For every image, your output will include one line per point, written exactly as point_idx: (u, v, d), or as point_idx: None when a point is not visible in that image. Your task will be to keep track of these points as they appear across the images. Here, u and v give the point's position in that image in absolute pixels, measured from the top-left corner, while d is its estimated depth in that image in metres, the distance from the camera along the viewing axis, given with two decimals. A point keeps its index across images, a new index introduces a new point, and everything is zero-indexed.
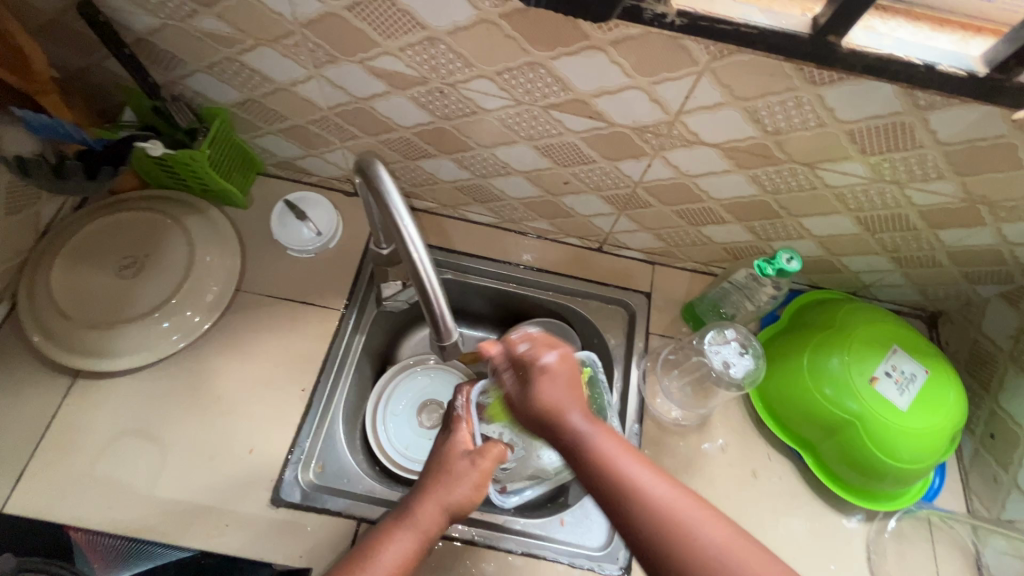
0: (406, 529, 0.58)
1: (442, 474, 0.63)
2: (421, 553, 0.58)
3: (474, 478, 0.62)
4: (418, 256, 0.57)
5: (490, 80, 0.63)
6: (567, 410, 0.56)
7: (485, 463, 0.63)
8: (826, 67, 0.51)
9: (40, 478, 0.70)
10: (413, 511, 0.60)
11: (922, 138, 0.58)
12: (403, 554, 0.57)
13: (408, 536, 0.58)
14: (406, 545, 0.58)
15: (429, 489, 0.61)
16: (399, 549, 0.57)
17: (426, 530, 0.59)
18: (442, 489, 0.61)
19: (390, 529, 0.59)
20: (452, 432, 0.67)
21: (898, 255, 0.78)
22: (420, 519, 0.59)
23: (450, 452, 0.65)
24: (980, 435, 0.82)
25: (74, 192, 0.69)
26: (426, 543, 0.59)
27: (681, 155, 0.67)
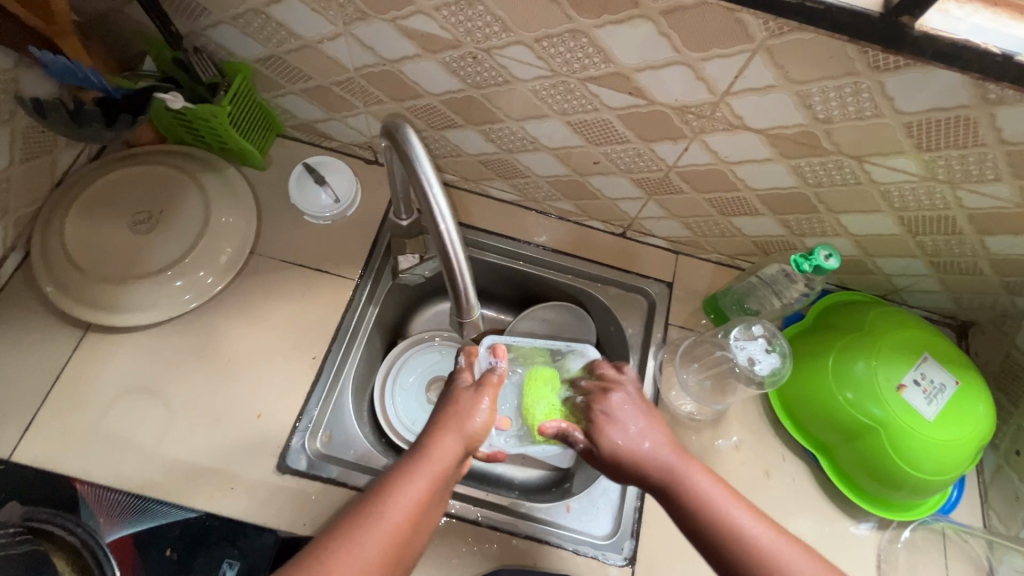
0: (422, 464, 0.55)
1: (452, 410, 0.60)
2: (440, 490, 0.55)
3: (484, 409, 0.60)
4: (445, 227, 0.54)
5: (528, 47, 0.60)
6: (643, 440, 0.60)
7: (486, 400, 0.61)
8: (893, 50, 0.47)
9: (48, 429, 0.70)
10: (430, 448, 0.56)
11: (984, 135, 0.54)
12: (422, 492, 0.53)
13: (426, 473, 0.54)
14: (424, 483, 0.53)
15: (440, 428, 0.58)
16: (418, 485, 0.53)
17: (441, 468, 0.55)
18: (455, 423, 0.59)
19: (403, 467, 0.54)
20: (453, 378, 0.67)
21: (938, 260, 0.74)
22: (437, 455, 0.56)
23: (458, 393, 0.63)
24: (1004, 450, 0.80)
25: (91, 139, 0.68)
26: (443, 481, 0.55)
27: (722, 139, 0.64)
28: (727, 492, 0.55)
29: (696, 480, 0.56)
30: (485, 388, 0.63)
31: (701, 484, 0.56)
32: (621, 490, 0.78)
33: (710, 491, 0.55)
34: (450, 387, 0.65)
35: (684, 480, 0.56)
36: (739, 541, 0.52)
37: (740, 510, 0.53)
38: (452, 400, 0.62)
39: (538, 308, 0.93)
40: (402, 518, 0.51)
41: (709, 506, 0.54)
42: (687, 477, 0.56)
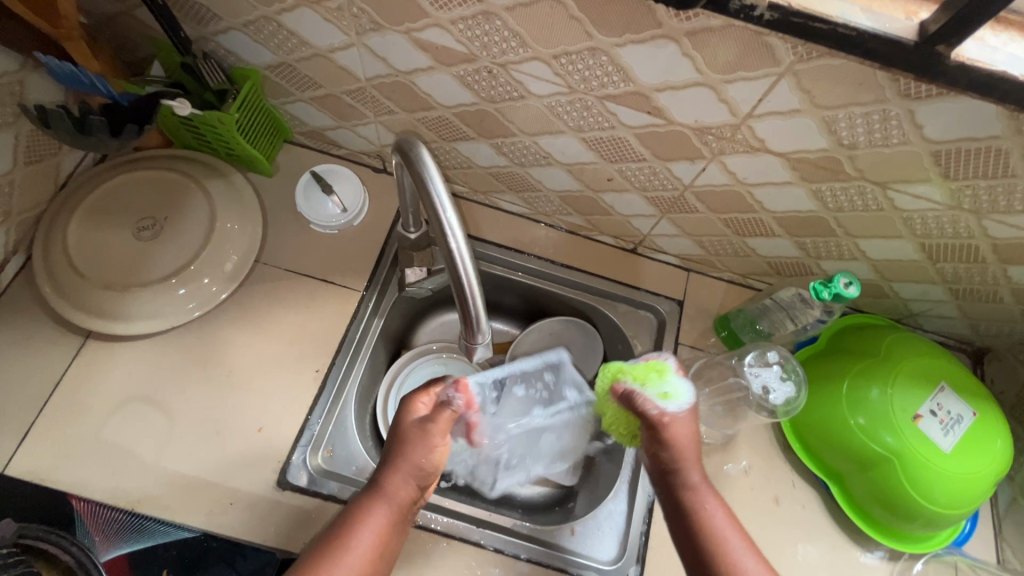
0: (377, 501, 0.58)
1: (404, 445, 0.60)
2: (399, 522, 0.59)
3: (431, 438, 0.61)
4: (456, 247, 0.53)
5: (545, 63, 0.58)
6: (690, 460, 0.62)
7: (434, 432, 0.61)
8: (927, 79, 0.46)
9: (45, 438, 0.68)
10: (382, 484, 0.59)
11: (1015, 166, 0.53)
12: (380, 527, 0.57)
13: (382, 510, 0.58)
14: (383, 521, 0.57)
15: (391, 461, 0.60)
16: (376, 524, 0.57)
17: (396, 499, 0.59)
18: (405, 459, 0.60)
19: (362, 504, 0.58)
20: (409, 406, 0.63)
21: (957, 288, 0.72)
22: (392, 493, 0.58)
23: (406, 421, 0.62)
24: (1020, 482, 0.78)
25: (94, 148, 0.67)
26: (400, 511, 0.59)
27: (740, 161, 0.63)
28: (728, 518, 0.60)
29: (710, 502, 0.61)
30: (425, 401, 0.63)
31: (713, 508, 0.61)
32: (626, 513, 0.77)
33: (715, 513, 0.60)
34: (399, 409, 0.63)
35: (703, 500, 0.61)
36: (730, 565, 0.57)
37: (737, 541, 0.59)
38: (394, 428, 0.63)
39: (545, 322, 0.91)
40: (364, 556, 0.55)
41: (714, 529, 0.59)
42: (706, 500, 0.61)
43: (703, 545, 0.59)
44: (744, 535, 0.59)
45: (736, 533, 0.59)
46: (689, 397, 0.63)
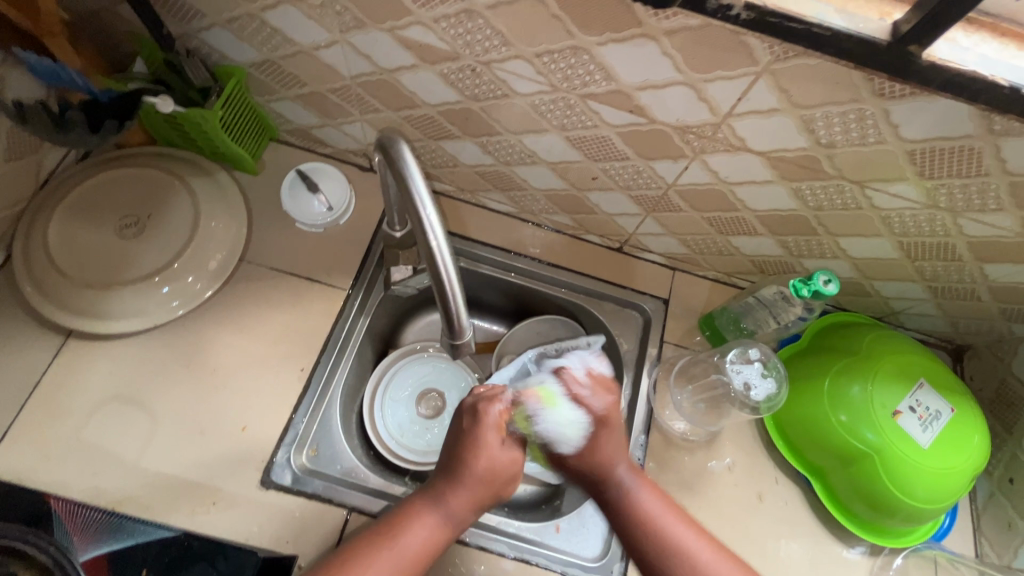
0: (432, 508, 0.60)
1: (475, 461, 0.61)
2: (449, 534, 0.60)
3: (499, 459, 0.62)
4: (436, 244, 0.53)
5: (528, 62, 0.59)
6: (618, 459, 0.64)
7: (503, 454, 0.62)
8: (900, 79, 0.47)
9: (25, 437, 0.68)
10: (445, 495, 0.60)
11: (988, 165, 0.54)
12: (430, 534, 0.59)
13: (434, 519, 0.60)
14: (432, 526, 0.59)
15: (457, 473, 0.61)
16: (428, 526, 0.59)
17: (452, 511, 0.60)
18: (470, 474, 0.61)
19: (417, 508, 0.60)
20: (485, 410, 0.63)
21: (935, 285, 0.73)
22: (450, 506, 0.60)
23: (481, 434, 0.62)
24: (998, 477, 0.79)
25: (74, 143, 0.68)
26: (452, 524, 0.60)
27: (722, 160, 0.63)
28: (668, 508, 0.63)
29: (643, 495, 0.63)
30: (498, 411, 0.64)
31: (647, 501, 0.63)
32: None
33: (655, 507, 0.62)
34: (475, 416, 0.63)
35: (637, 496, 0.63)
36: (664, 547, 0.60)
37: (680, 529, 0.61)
38: (460, 433, 0.63)
39: (532, 321, 0.92)
40: (410, 560, 0.57)
41: (649, 517, 0.62)
42: (642, 497, 0.63)
43: (633, 529, 0.61)
44: (687, 520, 0.62)
45: (677, 518, 0.62)
46: (570, 434, 0.65)
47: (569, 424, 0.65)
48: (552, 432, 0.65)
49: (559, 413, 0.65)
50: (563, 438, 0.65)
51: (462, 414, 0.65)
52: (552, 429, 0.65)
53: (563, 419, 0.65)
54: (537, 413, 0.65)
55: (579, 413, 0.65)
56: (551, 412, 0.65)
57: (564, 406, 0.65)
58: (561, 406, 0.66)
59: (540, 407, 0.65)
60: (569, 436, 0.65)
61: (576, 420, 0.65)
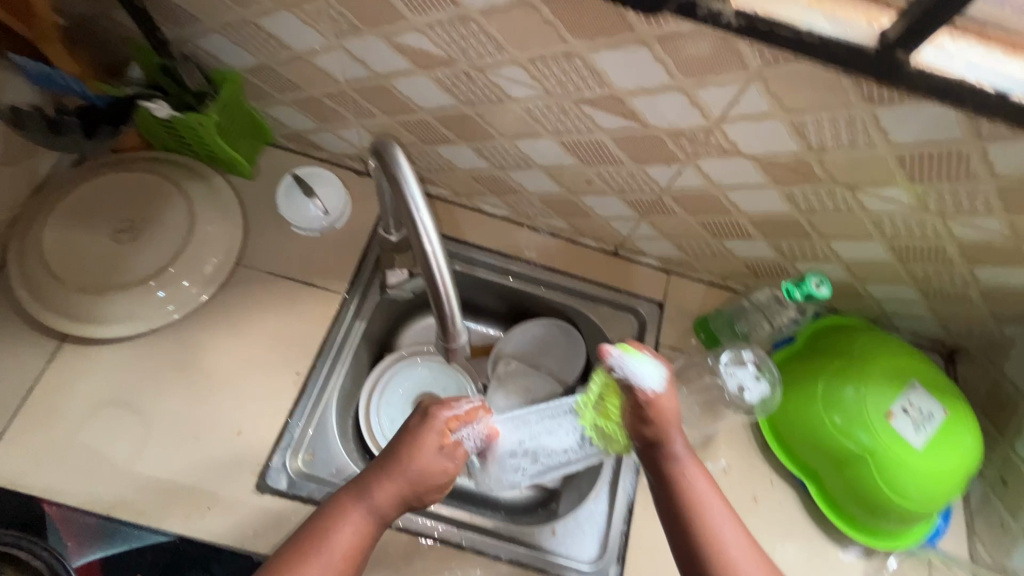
0: (358, 507, 0.57)
1: (403, 455, 0.59)
2: (375, 533, 0.58)
3: (432, 455, 0.59)
4: (431, 248, 0.53)
5: (522, 67, 0.59)
6: (676, 439, 0.62)
7: (435, 453, 0.59)
8: (888, 84, 0.48)
9: (18, 443, 0.67)
10: (370, 492, 0.58)
11: (977, 169, 0.55)
12: (357, 533, 0.57)
13: (362, 517, 0.57)
14: (356, 524, 0.57)
15: (387, 471, 0.58)
16: (353, 525, 0.57)
17: (379, 509, 0.58)
18: (398, 469, 0.58)
19: (345, 504, 0.58)
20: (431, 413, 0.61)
21: (927, 288, 0.74)
22: (378, 503, 0.57)
23: (422, 433, 0.60)
24: (991, 479, 0.79)
25: (69, 147, 0.70)
26: (380, 520, 0.58)
27: (715, 164, 0.64)
28: (711, 487, 0.61)
29: (695, 480, 0.61)
30: (445, 419, 0.61)
31: (697, 487, 0.60)
32: (607, 514, 0.77)
33: (699, 488, 0.60)
34: (424, 417, 0.62)
35: (684, 467, 0.61)
36: (712, 540, 0.57)
37: (725, 520, 0.58)
38: (403, 429, 0.61)
39: (529, 325, 0.92)
40: (336, 559, 0.55)
41: (692, 494, 0.60)
42: (689, 467, 0.62)
43: (686, 516, 0.59)
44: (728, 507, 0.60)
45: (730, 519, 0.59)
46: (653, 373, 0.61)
47: (653, 368, 0.61)
48: (637, 377, 0.60)
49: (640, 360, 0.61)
50: (647, 380, 0.61)
51: (414, 414, 0.63)
52: (639, 374, 0.60)
53: (647, 365, 0.61)
54: (620, 360, 0.61)
55: (659, 361, 0.63)
56: (633, 359, 0.61)
57: (650, 356, 0.62)
58: (640, 354, 0.62)
59: (621, 354, 0.61)
60: (649, 380, 0.61)
61: (655, 365, 0.62)
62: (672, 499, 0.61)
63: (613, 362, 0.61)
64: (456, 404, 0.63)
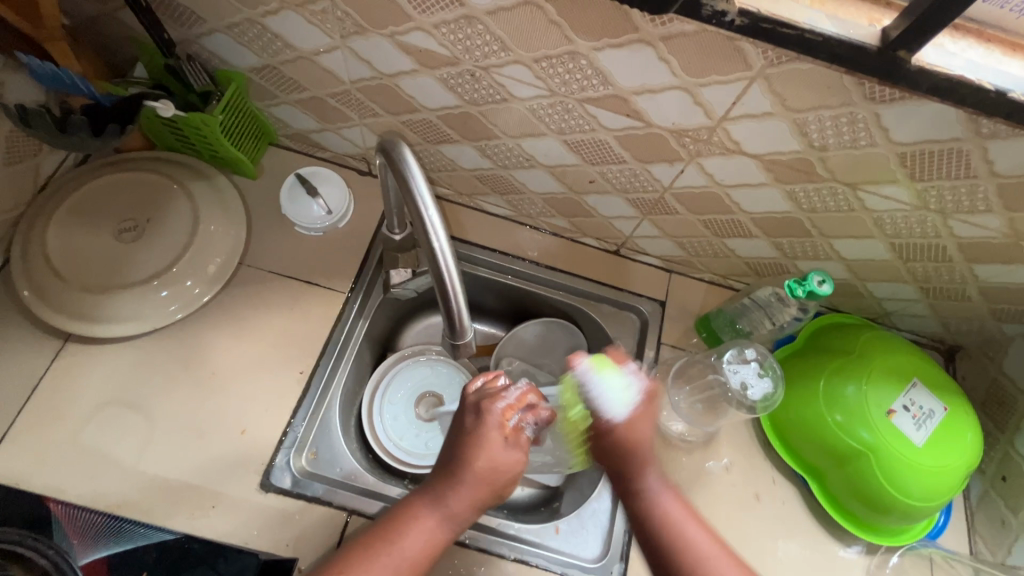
0: (433, 511, 0.59)
1: (472, 452, 0.60)
2: (450, 535, 0.59)
3: (501, 451, 0.60)
4: (438, 246, 0.54)
5: (526, 67, 0.60)
6: (647, 458, 0.65)
7: (503, 449, 0.61)
8: (890, 83, 0.48)
9: (22, 442, 0.67)
10: (445, 497, 0.59)
11: (977, 167, 0.55)
12: (430, 538, 0.58)
13: (435, 521, 0.59)
14: (432, 527, 0.58)
15: (457, 475, 0.59)
16: (427, 529, 0.58)
17: (453, 513, 0.59)
18: (467, 468, 0.59)
19: (417, 508, 0.59)
20: (486, 411, 0.62)
21: (927, 286, 0.75)
22: (451, 507, 0.59)
23: (485, 432, 0.61)
24: (990, 476, 0.80)
25: (76, 148, 0.65)
26: (452, 526, 0.59)
27: (718, 163, 0.64)
28: (687, 512, 0.62)
29: (666, 496, 0.64)
30: (502, 413, 0.63)
31: (667, 501, 0.63)
32: (610, 512, 0.77)
33: (668, 504, 0.63)
34: (479, 415, 0.62)
35: (652, 490, 0.64)
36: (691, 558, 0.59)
37: (702, 536, 0.60)
38: (464, 430, 0.62)
39: (534, 324, 0.91)
40: (409, 565, 0.56)
41: (667, 518, 0.62)
42: (658, 491, 0.64)
43: (661, 535, 0.61)
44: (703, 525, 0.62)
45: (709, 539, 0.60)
46: (625, 398, 0.66)
47: (622, 389, 0.66)
48: (604, 395, 0.66)
49: (613, 380, 0.67)
50: (614, 405, 0.66)
51: (466, 412, 0.64)
52: (604, 393, 0.66)
53: (618, 384, 0.66)
54: (587, 374, 0.67)
55: (630, 378, 0.67)
56: (602, 376, 0.66)
57: (619, 374, 0.67)
58: (616, 374, 0.67)
59: (592, 372, 0.67)
60: (620, 403, 0.66)
61: (630, 386, 0.66)
62: (644, 518, 0.63)
63: (580, 377, 0.67)
64: (506, 394, 0.64)
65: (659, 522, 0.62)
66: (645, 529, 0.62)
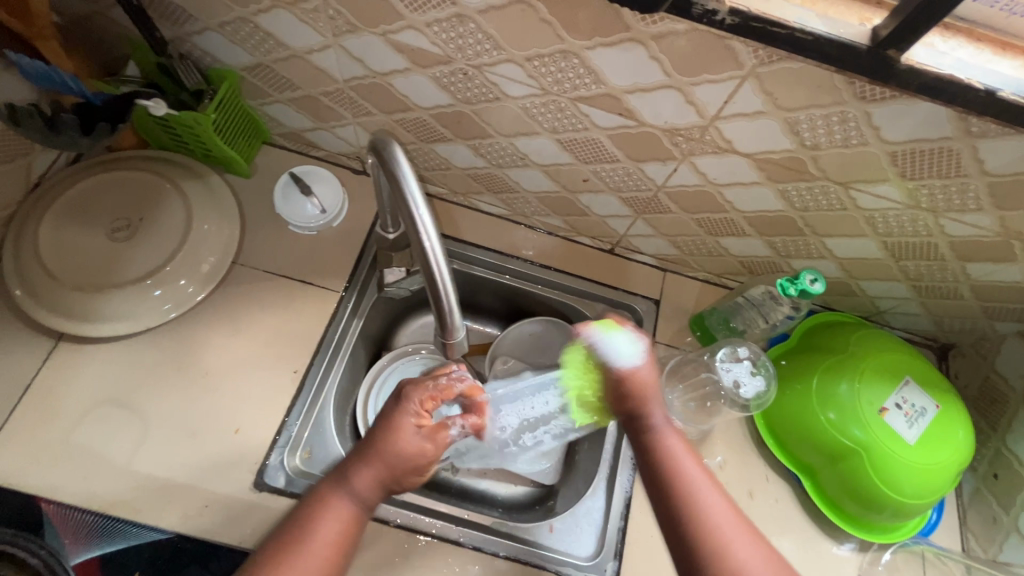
0: (338, 492, 0.57)
1: (379, 436, 0.60)
2: (362, 515, 0.58)
3: (410, 433, 0.60)
4: (430, 245, 0.54)
5: (519, 65, 0.60)
6: (654, 406, 0.64)
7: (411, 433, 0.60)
8: (880, 82, 0.48)
9: (13, 442, 0.67)
10: (351, 476, 0.58)
11: (967, 166, 0.55)
12: (340, 519, 0.56)
13: (346, 503, 0.57)
14: (340, 509, 0.57)
15: (362, 453, 0.59)
16: (336, 512, 0.56)
17: (357, 491, 0.58)
18: (376, 449, 0.59)
19: (322, 492, 0.58)
20: (405, 398, 0.62)
21: (919, 284, 0.75)
22: (357, 486, 0.58)
23: (399, 416, 0.61)
24: (982, 473, 0.80)
25: (65, 147, 0.67)
26: (362, 502, 0.58)
27: (710, 162, 0.65)
28: (706, 476, 0.58)
29: (678, 449, 0.61)
30: (422, 401, 0.62)
31: (680, 454, 0.60)
32: (604, 510, 0.78)
33: (677, 453, 0.60)
34: (399, 400, 0.62)
35: (665, 442, 0.62)
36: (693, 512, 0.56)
37: (710, 494, 0.57)
38: (381, 413, 0.62)
39: (527, 323, 0.91)
40: (327, 551, 0.55)
41: (683, 475, 0.58)
42: (670, 443, 0.61)
43: (666, 481, 0.59)
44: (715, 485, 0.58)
45: (722, 500, 0.56)
46: (635, 353, 0.65)
47: (629, 345, 0.65)
48: (613, 355, 0.65)
49: (619, 341, 0.66)
50: (624, 360, 0.65)
51: (391, 398, 0.64)
52: (613, 351, 0.65)
53: (622, 339, 0.66)
54: (595, 338, 0.67)
55: (635, 335, 0.66)
56: (608, 335, 0.66)
57: (625, 333, 0.66)
58: (618, 332, 0.67)
59: (598, 333, 0.67)
60: (629, 355, 0.65)
61: (632, 343, 0.66)
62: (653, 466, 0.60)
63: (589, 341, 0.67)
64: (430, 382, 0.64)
65: (671, 480, 0.58)
66: (659, 484, 0.59)
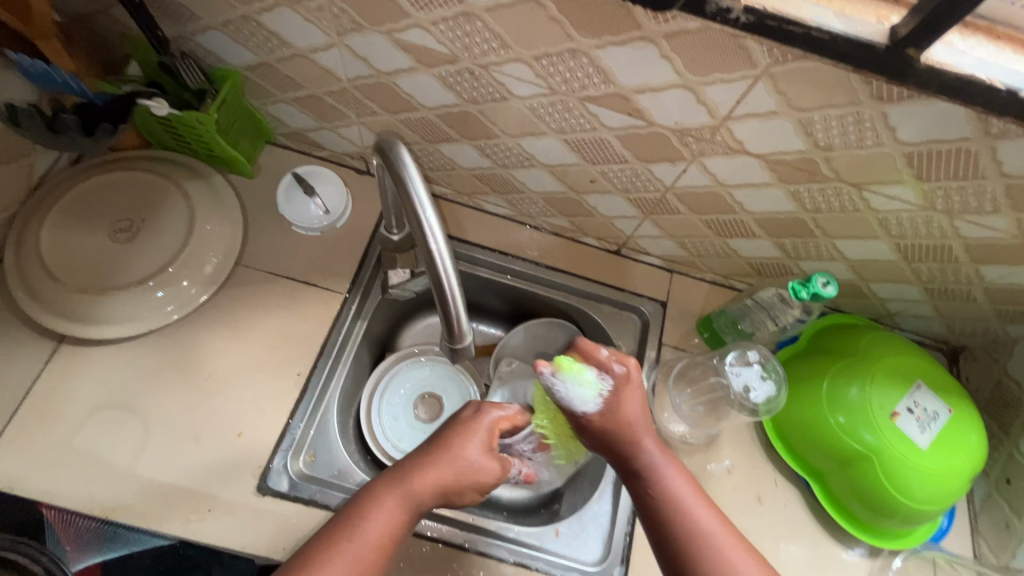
0: (393, 492, 0.58)
1: (450, 441, 0.62)
2: (412, 520, 0.58)
3: (478, 448, 0.63)
4: (436, 247, 0.53)
5: (526, 65, 0.59)
6: (644, 436, 0.60)
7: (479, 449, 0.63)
8: (898, 81, 0.47)
9: (15, 445, 0.67)
10: (412, 475, 0.58)
11: (985, 167, 0.54)
12: (390, 520, 0.56)
13: (399, 502, 0.57)
14: (393, 508, 0.57)
15: (430, 456, 0.60)
16: (389, 511, 0.56)
17: (414, 494, 0.58)
18: (444, 454, 0.60)
19: (378, 490, 0.58)
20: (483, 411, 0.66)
21: (932, 287, 0.74)
22: (417, 488, 0.58)
23: (473, 430, 0.64)
24: (994, 478, 0.79)
25: (65, 147, 0.66)
26: (415, 508, 0.58)
27: (720, 163, 0.63)
28: (701, 499, 0.58)
29: (672, 475, 0.60)
30: (497, 419, 0.66)
31: (673, 479, 0.59)
32: (610, 515, 0.77)
33: (672, 482, 0.59)
34: (478, 412, 0.66)
35: (659, 476, 0.59)
36: (687, 537, 0.56)
37: (706, 518, 0.57)
38: (457, 422, 0.65)
39: (530, 324, 0.89)
40: (370, 550, 0.54)
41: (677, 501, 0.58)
42: (664, 470, 0.60)
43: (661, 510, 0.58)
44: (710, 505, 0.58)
45: (719, 526, 0.56)
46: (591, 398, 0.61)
47: (590, 386, 0.61)
48: (570, 395, 0.61)
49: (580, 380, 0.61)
50: (582, 402, 0.61)
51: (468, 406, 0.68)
52: (571, 393, 0.61)
53: (584, 381, 0.61)
54: (552, 380, 0.61)
55: (598, 373, 0.62)
56: (569, 377, 0.61)
57: (586, 371, 0.61)
58: (580, 371, 0.61)
59: (559, 376, 0.61)
60: (586, 399, 0.61)
61: (597, 383, 0.61)
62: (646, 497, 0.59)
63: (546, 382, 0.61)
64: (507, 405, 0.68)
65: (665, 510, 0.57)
66: (656, 525, 0.58)
